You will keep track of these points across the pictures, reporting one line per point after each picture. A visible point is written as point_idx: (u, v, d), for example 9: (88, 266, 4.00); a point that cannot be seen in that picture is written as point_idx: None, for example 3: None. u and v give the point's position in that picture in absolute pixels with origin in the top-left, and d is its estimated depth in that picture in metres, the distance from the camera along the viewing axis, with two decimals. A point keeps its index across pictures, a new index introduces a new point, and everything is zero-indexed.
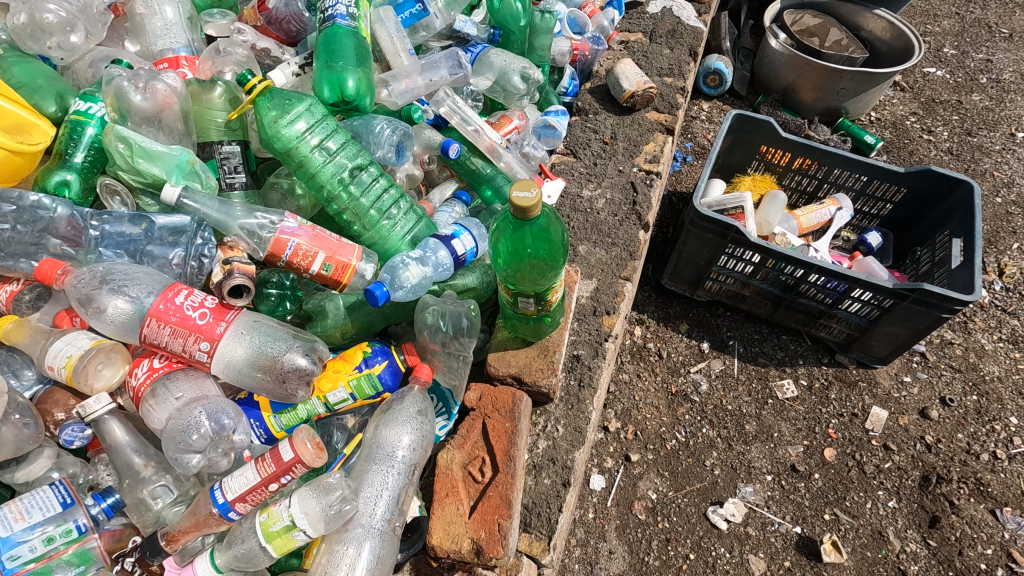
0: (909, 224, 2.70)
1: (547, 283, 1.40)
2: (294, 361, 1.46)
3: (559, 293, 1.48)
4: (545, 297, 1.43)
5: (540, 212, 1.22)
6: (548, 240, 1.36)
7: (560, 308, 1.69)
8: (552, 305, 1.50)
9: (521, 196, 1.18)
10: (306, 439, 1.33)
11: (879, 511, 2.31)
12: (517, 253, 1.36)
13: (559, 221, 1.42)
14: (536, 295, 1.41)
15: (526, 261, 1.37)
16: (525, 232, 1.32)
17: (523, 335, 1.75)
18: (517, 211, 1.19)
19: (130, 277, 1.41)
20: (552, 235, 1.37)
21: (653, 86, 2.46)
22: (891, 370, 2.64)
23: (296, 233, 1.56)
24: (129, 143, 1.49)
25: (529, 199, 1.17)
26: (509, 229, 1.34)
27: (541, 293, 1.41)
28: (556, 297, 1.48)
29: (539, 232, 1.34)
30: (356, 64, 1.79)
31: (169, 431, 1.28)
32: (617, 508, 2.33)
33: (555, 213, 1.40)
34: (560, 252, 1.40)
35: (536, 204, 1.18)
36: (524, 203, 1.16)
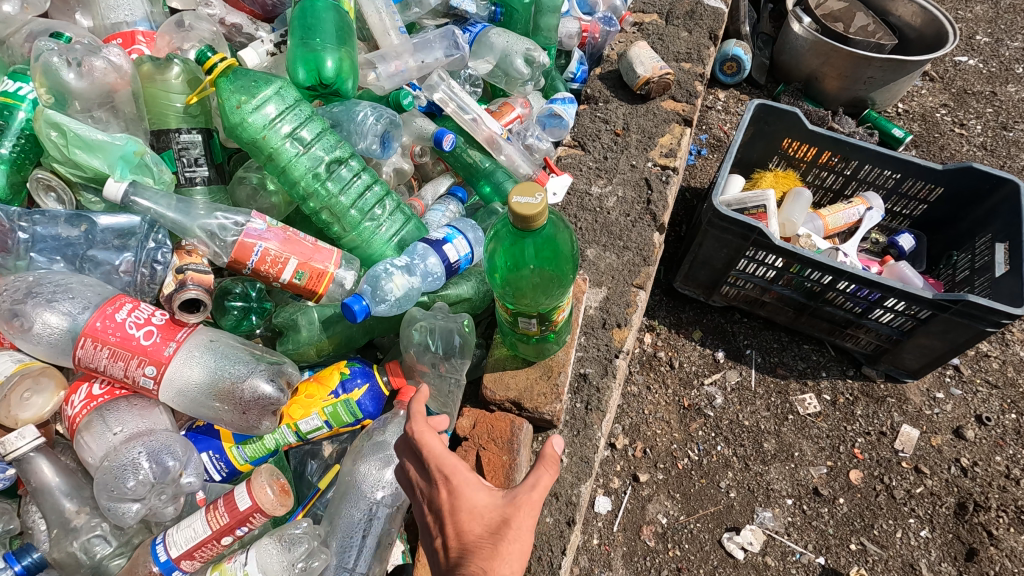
0: (943, 225, 2.46)
1: (551, 303, 1.20)
2: (257, 389, 1.25)
3: (565, 313, 1.27)
4: (549, 319, 1.22)
5: (545, 222, 1.00)
6: (554, 253, 1.15)
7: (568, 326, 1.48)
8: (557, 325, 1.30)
9: (523, 202, 0.97)
10: (267, 484, 1.15)
11: (911, 541, 2.06)
12: (516, 267, 1.16)
13: (567, 228, 1.21)
14: (539, 316, 1.21)
15: (527, 277, 1.17)
16: (526, 244, 1.11)
17: (523, 355, 1.54)
18: (516, 220, 0.98)
19: (62, 288, 1.20)
20: (559, 246, 1.16)
21: (670, 73, 2.24)
22: (923, 385, 2.37)
23: (263, 236, 1.35)
24: (63, 130, 1.28)
25: (532, 207, 0.96)
26: (508, 240, 1.14)
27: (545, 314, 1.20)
28: (562, 317, 1.27)
29: (544, 243, 1.13)
30: (336, 41, 1.56)
31: (101, 476, 1.09)
32: (624, 533, 2.08)
33: (562, 219, 1.20)
34: (567, 265, 1.19)
35: (542, 212, 0.97)
36: (525, 212, 0.95)
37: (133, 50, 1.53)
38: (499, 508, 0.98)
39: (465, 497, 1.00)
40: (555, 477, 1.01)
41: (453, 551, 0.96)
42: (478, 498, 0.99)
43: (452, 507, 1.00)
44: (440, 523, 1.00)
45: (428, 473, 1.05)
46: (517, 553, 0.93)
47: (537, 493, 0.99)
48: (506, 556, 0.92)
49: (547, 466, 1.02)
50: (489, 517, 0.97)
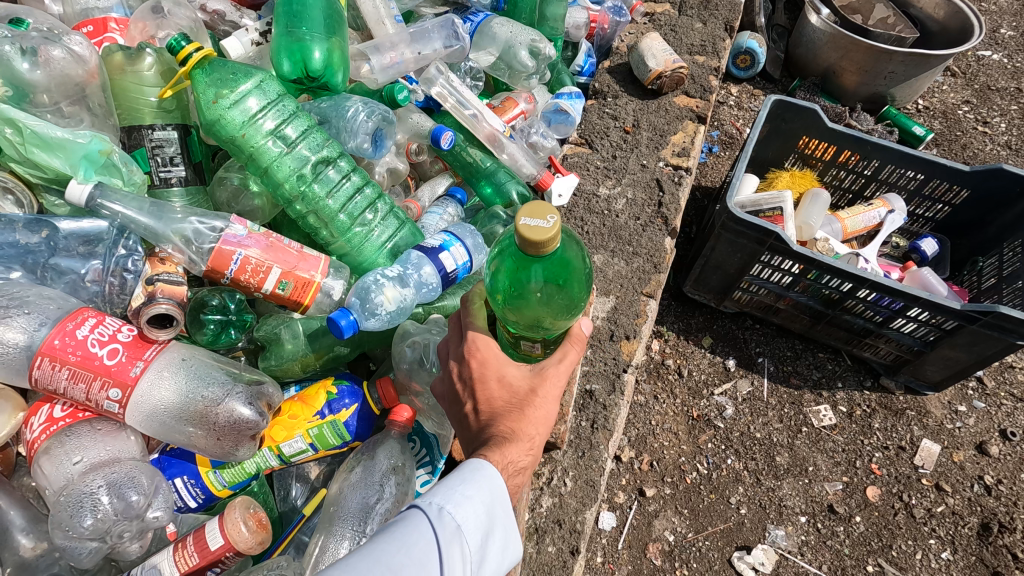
0: (970, 228, 2.14)
1: (556, 331, 1.09)
2: (233, 412, 1.15)
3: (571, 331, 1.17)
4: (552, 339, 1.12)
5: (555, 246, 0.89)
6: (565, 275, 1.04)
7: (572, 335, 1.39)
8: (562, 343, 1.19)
9: (533, 225, 0.85)
10: (240, 519, 1.05)
11: (931, 564, 1.77)
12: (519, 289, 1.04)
13: (581, 247, 1.10)
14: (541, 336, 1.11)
15: (534, 306, 1.05)
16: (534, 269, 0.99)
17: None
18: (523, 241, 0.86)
19: (18, 301, 1.09)
20: (569, 267, 1.04)
21: (684, 66, 2.10)
22: (943, 397, 2.05)
23: (244, 243, 1.23)
24: (18, 127, 1.17)
25: (544, 230, 0.85)
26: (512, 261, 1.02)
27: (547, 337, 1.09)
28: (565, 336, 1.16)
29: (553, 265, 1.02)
30: (325, 30, 1.44)
31: (54, 514, 0.98)
32: (629, 551, 1.80)
33: (574, 236, 1.09)
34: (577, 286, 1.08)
35: (554, 236, 0.85)
36: (536, 236, 0.84)
37: (105, 38, 1.42)
38: (527, 380, 1.06)
39: (494, 368, 1.06)
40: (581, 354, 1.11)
41: (482, 416, 1.03)
42: (509, 370, 1.06)
43: (481, 376, 1.05)
44: (470, 390, 1.06)
45: (461, 346, 1.09)
46: (541, 418, 1.03)
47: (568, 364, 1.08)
48: (531, 420, 1.02)
49: (574, 344, 1.10)
50: (518, 386, 1.05)
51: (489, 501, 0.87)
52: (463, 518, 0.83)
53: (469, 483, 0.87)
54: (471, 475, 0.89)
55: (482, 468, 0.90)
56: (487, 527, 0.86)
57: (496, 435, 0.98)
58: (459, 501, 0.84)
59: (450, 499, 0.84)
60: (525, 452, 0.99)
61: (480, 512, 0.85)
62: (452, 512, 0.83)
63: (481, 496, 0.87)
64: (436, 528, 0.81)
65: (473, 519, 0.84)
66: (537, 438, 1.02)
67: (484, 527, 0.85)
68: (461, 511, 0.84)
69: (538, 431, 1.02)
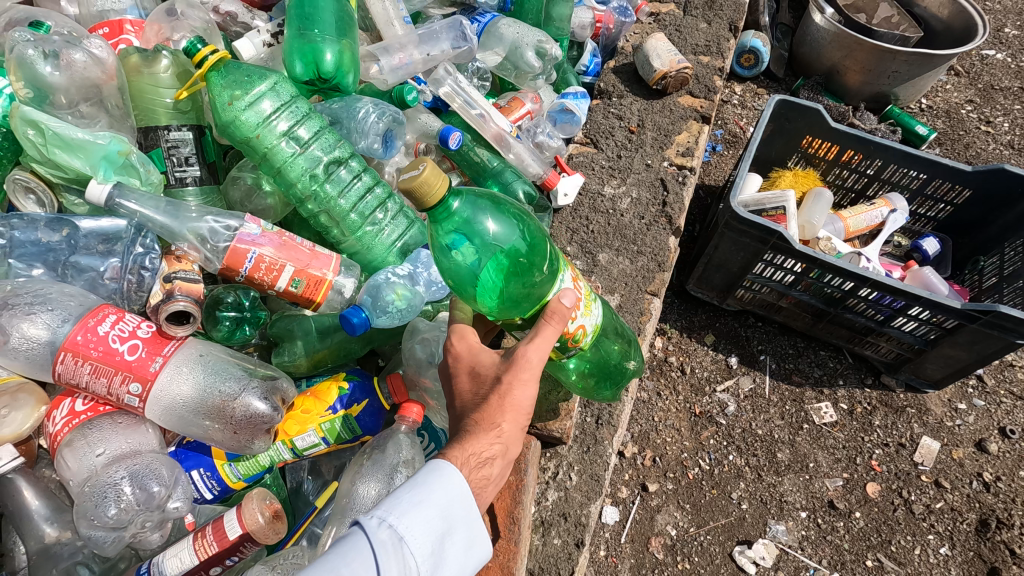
0: (972, 228, 2.16)
1: (518, 301, 1.17)
2: (249, 407, 1.18)
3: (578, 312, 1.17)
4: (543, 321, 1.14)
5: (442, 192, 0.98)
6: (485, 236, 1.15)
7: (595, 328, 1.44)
8: (580, 340, 1.20)
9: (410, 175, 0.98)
10: (258, 510, 1.08)
11: (929, 559, 1.80)
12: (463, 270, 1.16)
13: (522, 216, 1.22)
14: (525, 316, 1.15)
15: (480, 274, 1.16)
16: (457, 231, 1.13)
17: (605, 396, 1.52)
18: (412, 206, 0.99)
19: (41, 298, 1.12)
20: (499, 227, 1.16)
21: (688, 66, 2.12)
22: (943, 395, 2.07)
23: (257, 242, 1.26)
24: (40, 129, 1.20)
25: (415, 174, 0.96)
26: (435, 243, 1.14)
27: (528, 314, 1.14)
28: (577, 326, 1.17)
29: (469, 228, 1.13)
30: (337, 33, 1.47)
31: (79, 505, 1.02)
32: (632, 545, 1.83)
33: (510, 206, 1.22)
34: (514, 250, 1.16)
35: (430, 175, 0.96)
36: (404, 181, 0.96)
37: (121, 40, 1.45)
38: (496, 368, 1.09)
39: (466, 361, 1.13)
40: (559, 329, 1.08)
41: (458, 409, 1.11)
42: (477, 361, 1.12)
43: (454, 370, 1.14)
44: (448, 383, 1.15)
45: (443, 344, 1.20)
46: (509, 406, 1.06)
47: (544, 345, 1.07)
48: (499, 409, 1.05)
49: (550, 319, 1.08)
50: (486, 376, 1.10)
51: (439, 505, 0.89)
52: (407, 527, 0.86)
53: (416, 490, 0.90)
54: (422, 481, 0.91)
55: (432, 473, 0.93)
56: (439, 530, 0.88)
57: (464, 429, 1.05)
58: (401, 512, 0.87)
59: (394, 511, 0.87)
60: (492, 441, 1.03)
61: (429, 517, 0.88)
62: (394, 524, 0.86)
63: (429, 502, 0.89)
64: (378, 544, 0.84)
65: (420, 526, 0.87)
66: (506, 425, 1.04)
67: (436, 531, 0.88)
68: (404, 522, 0.86)
69: (508, 419, 1.05)
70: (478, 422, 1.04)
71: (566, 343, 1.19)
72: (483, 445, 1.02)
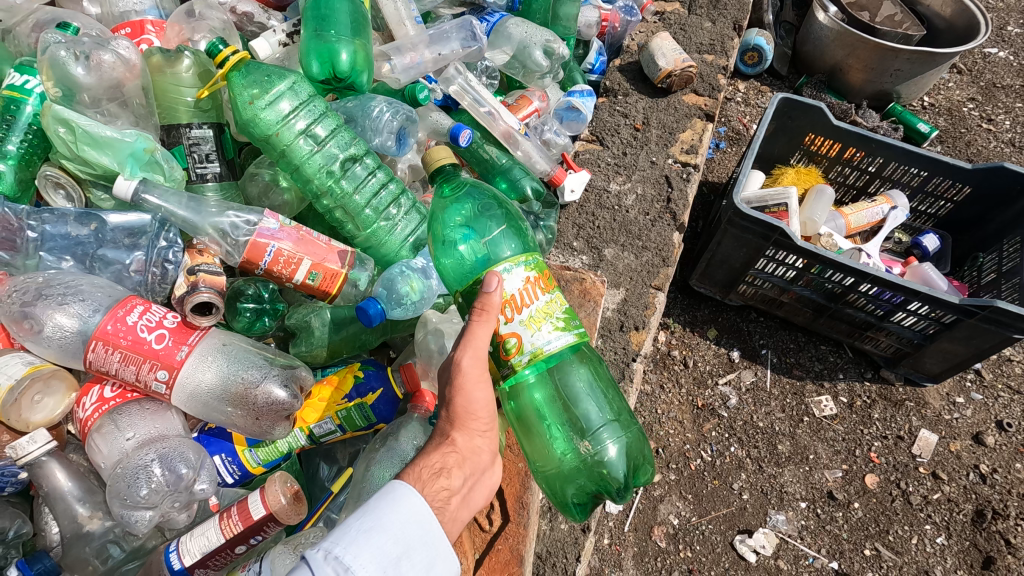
0: (971, 225, 2.19)
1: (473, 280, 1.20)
2: (270, 394, 1.23)
3: (514, 318, 1.04)
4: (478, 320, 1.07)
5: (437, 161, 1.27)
6: (480, 222, 1.29)
7: (572, 392, 1.21)
8: (512, 353, 1.05)
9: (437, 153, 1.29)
10: (280, 491, 1.14)
11: (926, 548, 1.85)
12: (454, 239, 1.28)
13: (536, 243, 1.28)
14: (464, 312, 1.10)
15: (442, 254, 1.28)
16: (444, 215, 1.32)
17: (575, 495, 1.24)
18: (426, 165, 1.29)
19: (73, 290, 1.18)
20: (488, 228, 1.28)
21: (693, 65, 2.16)
22: (942, 389, 2.11)
23: (277, 236, 1.31)
24: (71, 127, 1.26)
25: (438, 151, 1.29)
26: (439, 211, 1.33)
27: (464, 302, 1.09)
28: (508, 333, 1.04)
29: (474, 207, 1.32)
30: (351, 33, 1.51)
31: (113, 485, 1.09)
32: (635, 533, 1.88)
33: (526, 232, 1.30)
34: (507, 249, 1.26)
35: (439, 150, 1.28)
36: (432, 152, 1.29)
37: (142, 40, 1.49)
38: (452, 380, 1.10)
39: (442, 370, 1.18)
40: (478, 322, 1.01)
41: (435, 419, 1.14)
42: None
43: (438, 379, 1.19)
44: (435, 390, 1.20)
45: None
46: (461, 414, 1.05)
47: (469, 345, 1.02)
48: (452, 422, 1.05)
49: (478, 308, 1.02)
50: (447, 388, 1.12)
51: (392, 529, 0.84)
52: (355, 556, 0.80)
53: (364, 517, 0.85)
54: (375, 507, 0.87)
55: (381, 498, 0.88)
56: (394, 554, 0.82)
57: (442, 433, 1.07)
58: (348, 542, 0.81)
59: (340, 541, 0.81)
60: (447, 454, 1.02)
61: (380, 542, 0.82)
62: (341, 555, 0.80)
63: (381, 527, 0.84)
64: None
65: (368, 554, 0.80)
66: (457, 440, 1.04)
67: (390, 555, 0.82)
68: (352, 551, 0.80)
69: (460, 430, 1.05)
70: (436, 435, 1.06)
71: (499, 352, 1.06)
72: (432, 461, 1.00)
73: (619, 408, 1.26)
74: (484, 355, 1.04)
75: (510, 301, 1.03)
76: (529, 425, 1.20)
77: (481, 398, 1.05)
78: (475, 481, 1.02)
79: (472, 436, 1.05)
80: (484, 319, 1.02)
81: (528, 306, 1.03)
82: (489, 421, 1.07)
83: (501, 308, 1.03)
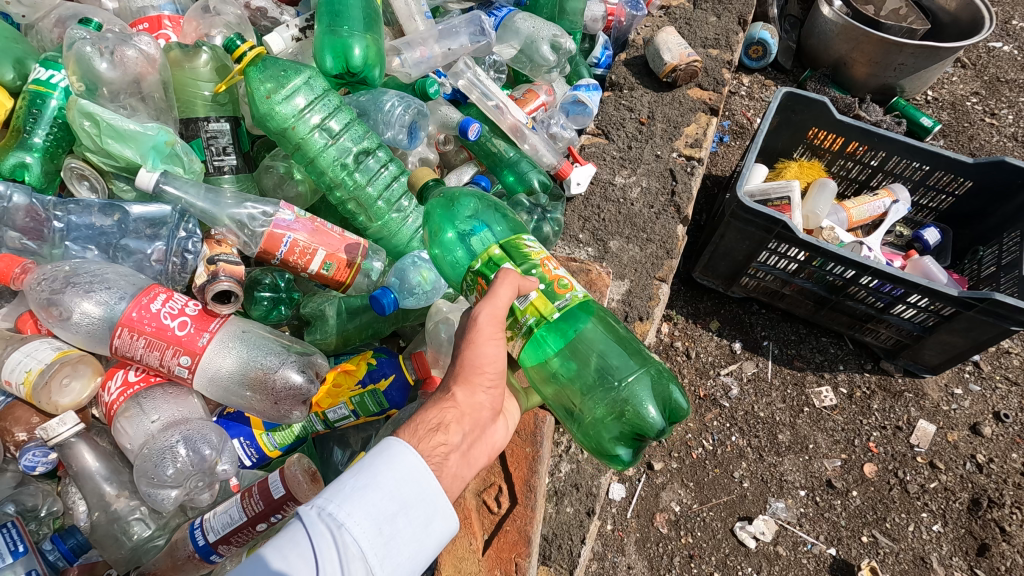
0: (971, 219, 2.22)
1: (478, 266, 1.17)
2: (288, 378, 1.28)
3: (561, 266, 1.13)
4: (527, 265, 1.11)
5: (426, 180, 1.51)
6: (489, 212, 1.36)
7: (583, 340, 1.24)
8: (569, 288, 1.10)
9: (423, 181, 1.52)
10: (298, 472, 1.19)
11: (922, 535, 1.89)
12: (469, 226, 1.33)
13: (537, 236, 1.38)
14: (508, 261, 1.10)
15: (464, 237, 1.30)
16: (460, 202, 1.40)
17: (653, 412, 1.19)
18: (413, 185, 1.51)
19: (98, 278, 1.22)
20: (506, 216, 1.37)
21: (698, 60, 2.19)
22: (941, 380, 2.15)
23: (292, 227, 1.34)
24: (95, 120, 1.30)
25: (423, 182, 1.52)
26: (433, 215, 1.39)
27: (510, 251, 1.11)
28: (561, 273, 1.12)
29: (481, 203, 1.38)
30: (363, 28, 1.55)
31: (141, 464, 1.15)
32: (637, 520, 1.92)
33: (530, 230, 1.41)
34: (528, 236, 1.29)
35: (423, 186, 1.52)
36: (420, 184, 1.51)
37: (161, 35, 1.55)
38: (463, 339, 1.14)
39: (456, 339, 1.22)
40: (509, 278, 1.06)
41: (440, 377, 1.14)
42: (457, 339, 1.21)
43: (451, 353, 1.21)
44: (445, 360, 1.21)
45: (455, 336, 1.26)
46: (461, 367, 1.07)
47: (490, 300, 1.04)
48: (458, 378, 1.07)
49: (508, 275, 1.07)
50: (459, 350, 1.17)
51: (386, 486, 0.89)
52: (348, 513, 0.85)
53: (359, 474, 0.89)
54: (371, 463, 0.91)
55: (377, 455, 0.92)
56: (389, 511, 0.87)
57: None
58: (342, 500, 0.86)
59: (333, 499, 0.86)
60: (446, 409, 1.03)
61: (373, 499, 0.87)
62: (334, 511, 0.85)
63: (375, 484, 0.88)
64: (315, 535, 0.83)
65: (361, 510, 0.86)
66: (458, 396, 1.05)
67: (383, 511, 0.87)
68: (346, 509, 0.85)
69: (460, 386, 1.06)
70: (437, 391, 1.06)
71: (553, 287, 1.09)
72: (430, 416, 1.02)
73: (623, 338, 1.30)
74: (501, 315, 1.05)
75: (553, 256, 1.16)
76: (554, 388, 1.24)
77: (491, 354, 1.07)
78: (474, 438, 1.05)
79: (474, 392, 1.06)
80: (519, 279, 1.06)
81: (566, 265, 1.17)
82: (494, 377, 1.09)
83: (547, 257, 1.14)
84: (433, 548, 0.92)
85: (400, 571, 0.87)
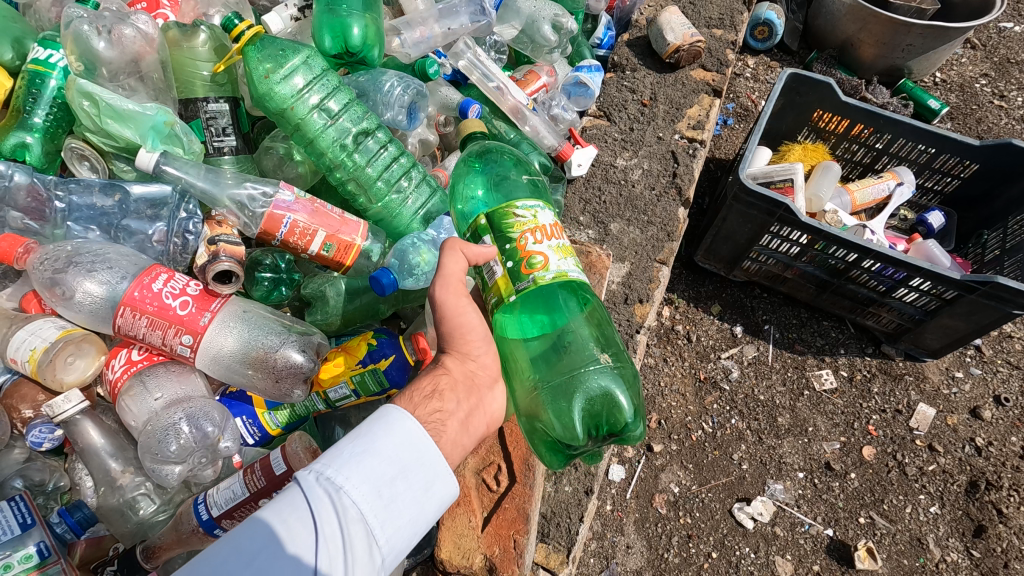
0: (976, 203, 2.19)
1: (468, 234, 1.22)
2: (288, 359, 1.29)
3: (543, 243, 1.11)
4: (505, 237, 1.11)
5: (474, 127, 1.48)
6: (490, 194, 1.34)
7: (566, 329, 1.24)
8: (536, 268, 1.09)
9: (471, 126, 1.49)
10: (300, 449, 1.20)
11: (919, 517, 1.91)
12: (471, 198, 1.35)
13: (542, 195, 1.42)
14: (489, 234, 1.14)
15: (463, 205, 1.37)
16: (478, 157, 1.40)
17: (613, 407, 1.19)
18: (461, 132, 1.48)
19: (101, 258, 1.23)
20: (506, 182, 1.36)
21: (701, 40, 2.16)
22: (941, 363, 2.15)
23: (292, 208, 1.34)
24: (95, 100, 1.31)
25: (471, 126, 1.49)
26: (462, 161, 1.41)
27: (496, 220, 1.13)
28: (536, 252, 1.10)
29: (495, 175, 1.37)
30: (362, 8, 1.55)
31: (146, 440, 1.18)
32: (637, 501, 1.95)
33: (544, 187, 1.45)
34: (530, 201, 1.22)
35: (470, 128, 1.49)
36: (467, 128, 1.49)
37: (160, 14, 1.54)
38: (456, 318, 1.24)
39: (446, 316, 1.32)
40: (450, 249, 1.12)
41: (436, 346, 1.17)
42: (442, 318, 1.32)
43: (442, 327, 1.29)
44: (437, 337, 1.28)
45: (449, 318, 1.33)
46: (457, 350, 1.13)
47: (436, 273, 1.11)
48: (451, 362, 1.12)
49: (450, 248, 1.12)
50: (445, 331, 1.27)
51: (384, 450, 0.91)
52: (347, 477, 0.87)
53: (357, 440, 0.91)
54: (370, 427, 0.93)
55: (376, 421, 0.94)
56: (387, 475, 0.89)
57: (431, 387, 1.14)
58: (340, 465, 0.88)
59: (331, 464, 0.88)
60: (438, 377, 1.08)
61: (372, 464, 0.89)
62: (332, 476, 0.87)
63: (372, 451, 0.90)
64: (314, 500, 0.85)
65: (360, 474, 0.87)
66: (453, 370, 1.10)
67: (381, 475, 0.88)
68: (345, 473, 0.87)
69: (451, 356, 1.13)
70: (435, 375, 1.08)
71: (519, 267, 1.09)
72: (424, 384, 1.06)
73: (615, 342, 1.28)
74: (451, 282, 1.11)
75: (543, 226, 1.12)
76: (523, 374, 1.22)
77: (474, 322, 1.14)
78: (471, 407, 1.08)
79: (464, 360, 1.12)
80: (461, 245, 1.12)
81: (555, 237, 1.13)
82: None
83: (530, 225, 1.11)
84: (434, 512, 0.94)
85: (402, 532, 0.89)
